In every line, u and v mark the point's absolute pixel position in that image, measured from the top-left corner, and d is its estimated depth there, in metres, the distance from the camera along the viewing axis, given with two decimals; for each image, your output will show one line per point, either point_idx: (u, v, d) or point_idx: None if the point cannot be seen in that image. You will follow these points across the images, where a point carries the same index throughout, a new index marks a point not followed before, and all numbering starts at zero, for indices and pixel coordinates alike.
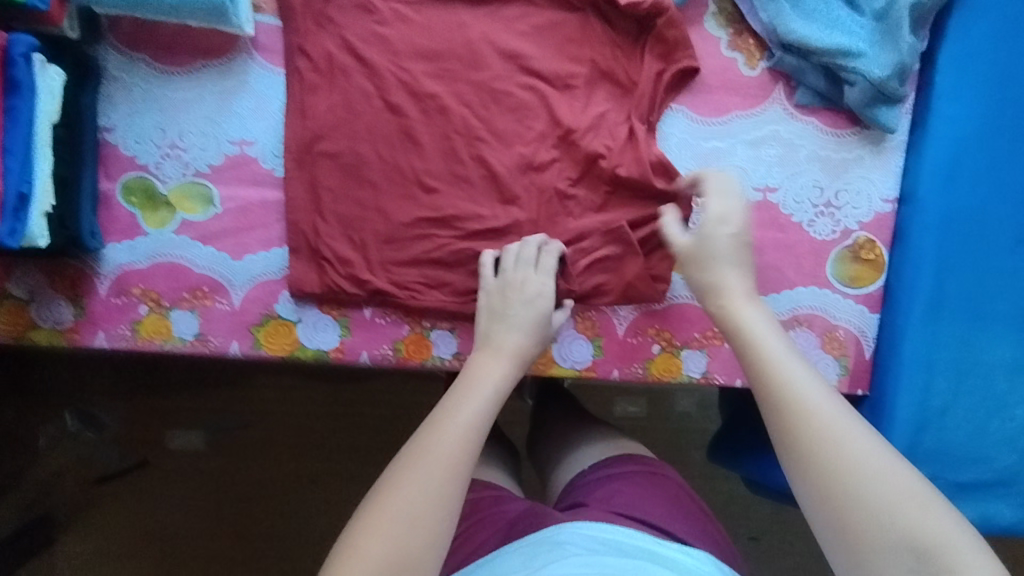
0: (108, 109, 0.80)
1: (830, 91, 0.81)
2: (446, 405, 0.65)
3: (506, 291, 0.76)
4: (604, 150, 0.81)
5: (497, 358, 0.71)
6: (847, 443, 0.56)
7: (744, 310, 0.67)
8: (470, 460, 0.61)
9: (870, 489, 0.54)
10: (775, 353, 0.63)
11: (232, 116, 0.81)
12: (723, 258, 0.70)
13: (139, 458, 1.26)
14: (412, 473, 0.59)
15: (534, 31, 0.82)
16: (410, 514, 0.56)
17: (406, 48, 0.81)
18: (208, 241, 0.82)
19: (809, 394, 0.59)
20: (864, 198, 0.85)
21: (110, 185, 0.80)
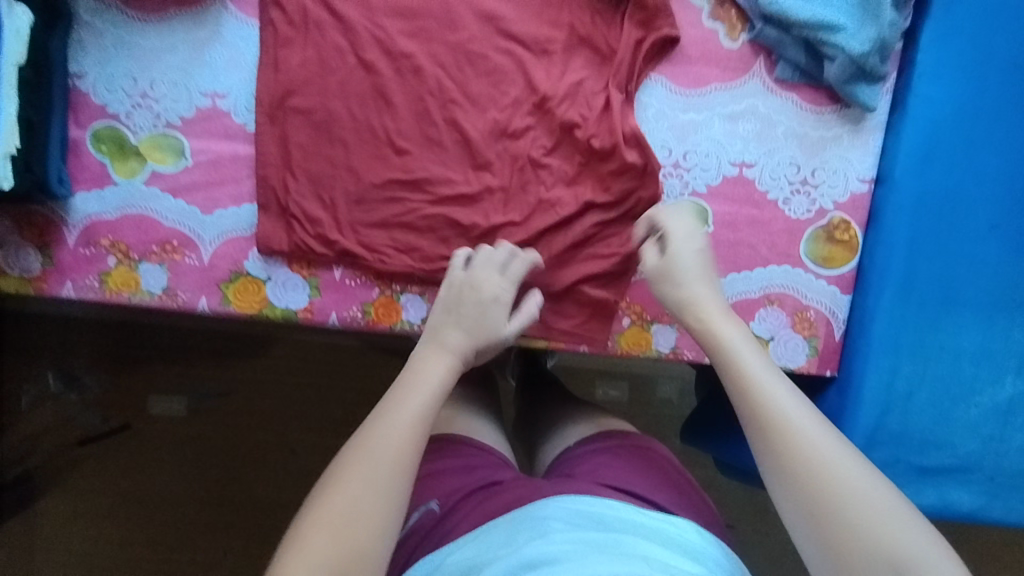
0: (79, 55, 0.79)
1: (810, 66, 0.80)
2: (387, 403, 0.62)
3: (468, 287, 0.72)
4: (578, 119, 0.80)
5: (441, 355, 0.67)
6: (834, 474, 0.55)
7: (726, 334, 0.65)
8: (416, 456, 0.59)
9: (855, 517, 0.54)
10: (757, 372, 0.62)
11: (204, 68, 0.80)
12: (694, 280, 0.69)
13: (120, 421, 1.26)
14: (359, 475, 0.56)
15: None
16: (356, 517, 0.55)
17: (383, 6, 0.80)
18: (179, 194, 0.81)
19: (793, 426, 0.58)
20: (840, 177, 0.84)
21: (80, 132, 0.80)
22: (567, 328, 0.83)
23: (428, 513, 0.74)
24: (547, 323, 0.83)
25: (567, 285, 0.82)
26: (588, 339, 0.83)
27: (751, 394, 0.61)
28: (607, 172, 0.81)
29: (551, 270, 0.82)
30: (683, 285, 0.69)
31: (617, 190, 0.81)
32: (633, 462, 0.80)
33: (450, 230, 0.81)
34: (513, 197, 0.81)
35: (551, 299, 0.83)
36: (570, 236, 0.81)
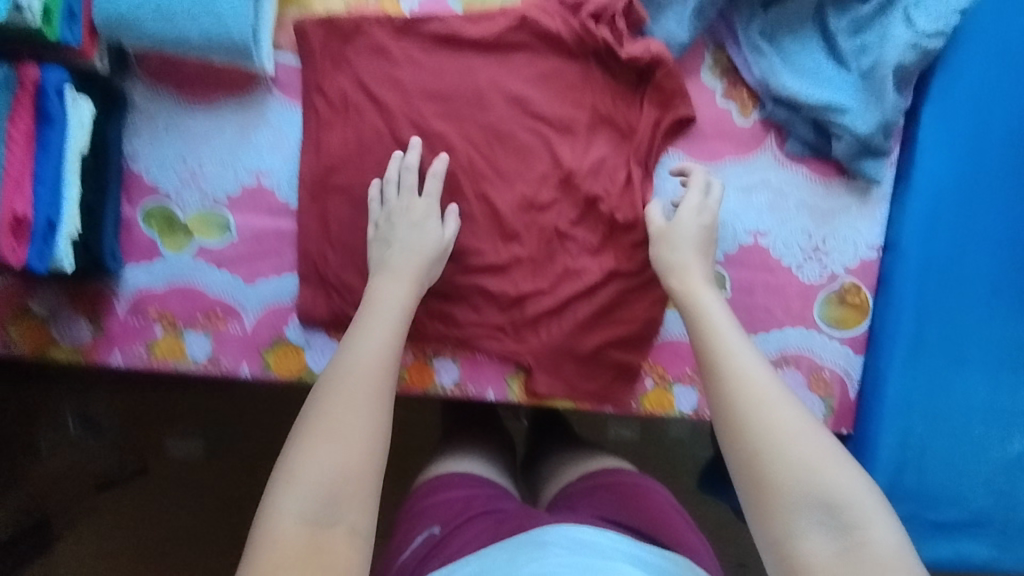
0: (132, 139, 0.83)
1: (819, 142, 0.85)
2: (355, 333, 0.69)
3: (402, 212, 0.79)
4: (602, 193, 0.84)
5: (398, 282, 0.75)
6: (778, 411, 0.61)
7: (702, 298, 0.73)
8: (391, 371, 0.66)
9: (792, 450, 0.59)
10: (722, 325, 0.69)
11: (249, 149, 0.84)
12: (682, 250, 0.78)
13: (139, 464, 1.28)
14: (343, 394, 0.62)
15: (539, 78, 0.85)
16: (345, 431, 0.59)
17: (417, 89, 0.84)
18: (224, 265, 0.86)
19: (749, 365, 0.64)
20: (849, 245, 0.88)
21: (132, 210, 0.84)
22: (591, 389, 0.86)
23: (430, 536, 0.77)
24: (572, 385, 0.86)
25: (592, 349, 0.85)
26: (612, 399, 0.87)
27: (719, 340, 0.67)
28: (630, 243, 0.85)
29: (577, 334, 0.85)
30: (675, 250, 0.78)
31: (639, 259, 0.85)
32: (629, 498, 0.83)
33: (480, 298, 0.85)
34: (541, 266, 0.85)
35: (578, 362, 0.86)
36: (594, 302, 0.85)
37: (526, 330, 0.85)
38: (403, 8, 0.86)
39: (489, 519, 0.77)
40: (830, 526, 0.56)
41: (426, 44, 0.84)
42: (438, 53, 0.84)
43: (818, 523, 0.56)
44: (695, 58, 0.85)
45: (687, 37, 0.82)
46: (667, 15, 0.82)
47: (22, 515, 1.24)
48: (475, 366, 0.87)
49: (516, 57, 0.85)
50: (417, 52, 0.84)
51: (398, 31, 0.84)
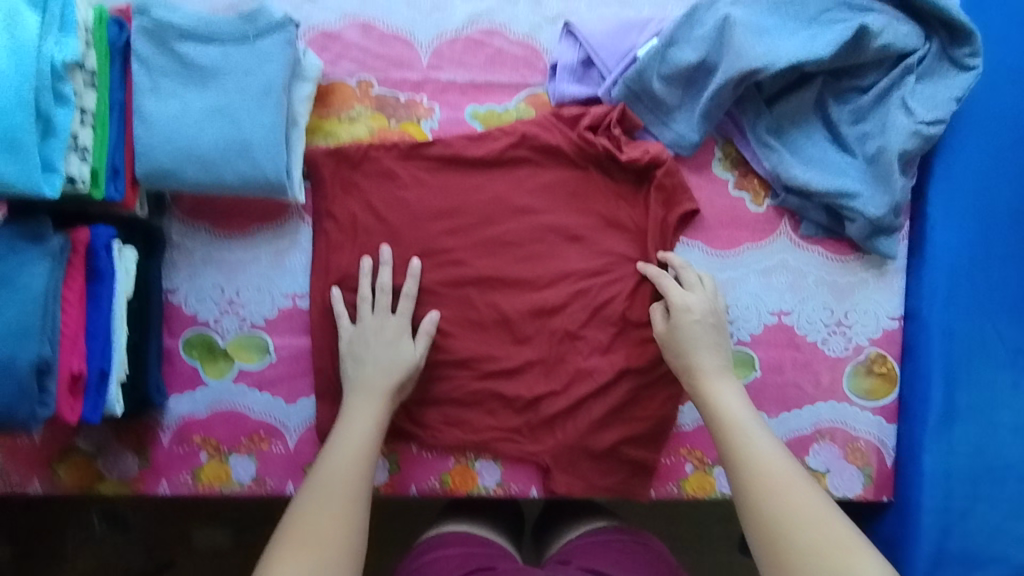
0: (172, 273, 0.86)
1: (832, 224, 0.88)
2: (338, 438, 0.73)
3: (377, 333, 0.81)
4: (612, 296, 0.88)
5: (373, 399, 0.77)
6: (791, 494, 0.64)
7: (720, 385, 0.76)
8: (366, 475, 0.70)
9: (805, 532, 0.62)
10: (738, 421, 0.71)
11: (284, 273, 0.87)
12: (696, 343, 0.78)
13: (166, 558, 1.19)
14: (319, 497, 0.67)
15: (542, 189, 0.88)
16: (319, 536, 0.64)
17: (424, 210, 0.87)
18: (265, 387, 0.87)
19: (767, 449, 0.68)
20: (871, 316, 0.91)
21: (173, 341, 0.87)
22: (609, 485, 0.89)
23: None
24: (590, 481, 0.89)
25: (609, 446, 0.88)
26: (630, 493, 0.89)
27: (737, 424, 0.71)
28: (643, 338, 0.88)
29: (593, 431, 0.88)
30: (681, 354, 0.79)
31: (652, 355, 0.88)
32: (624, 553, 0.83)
33: (496, 402, 0.88)
34: (553, 367, 0.88)
35: (593, 459, 0.89)
36: (608, 400, 0.88)
37: (542, 430, 0.89)
38: (424, 131, 0.86)
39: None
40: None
41: (433, 165, 0.86)
42: (444, 173, 0.87)
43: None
44: (705, 153, 0.88)
45: (696, 139, 0.84)
46: (676, 117, 0.84)
47: None
48: (517, 465, 0.89)
49: (520, 169, 0.87)
50: (423, 172, 0.87)
51: (404, 154, 0.86)
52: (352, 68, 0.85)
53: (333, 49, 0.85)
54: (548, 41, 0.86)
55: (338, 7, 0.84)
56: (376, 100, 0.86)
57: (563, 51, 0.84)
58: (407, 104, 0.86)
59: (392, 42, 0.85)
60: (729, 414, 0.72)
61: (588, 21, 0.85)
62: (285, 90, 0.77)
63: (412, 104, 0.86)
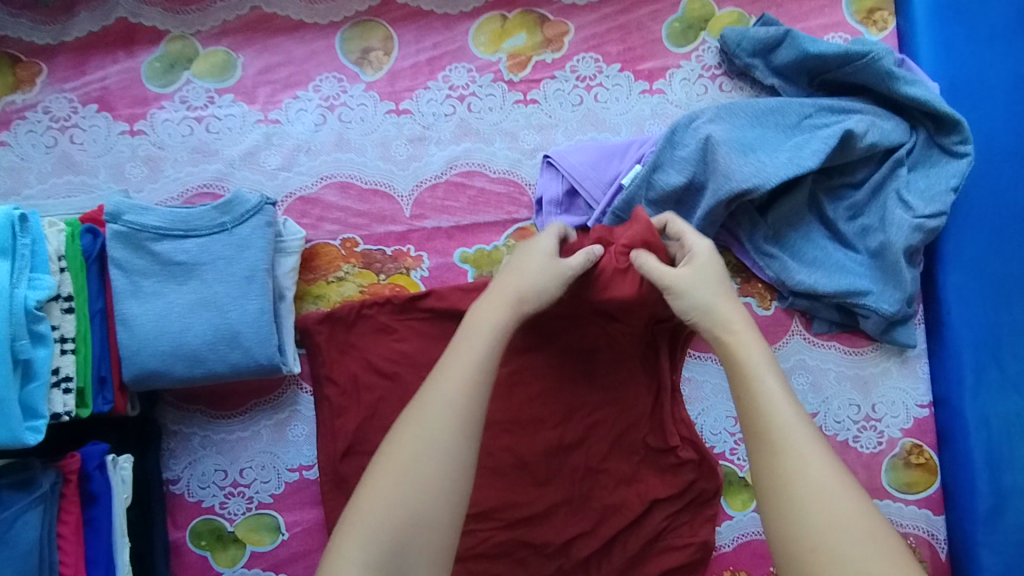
0: (171, 462, 0.82)
1: (844, 319, 0.86)
2: (446, 361, 0.55)
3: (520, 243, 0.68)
4: (631, 422, 0.83)
5: (500, 301, 0.60)
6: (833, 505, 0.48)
7: (746, 348, 0.57)
8: (478, 402, 0.53)
9: (849, 556, 0.46)
10: (773, 389, 0.54)
11: (288, 446, 0.83)
12: (710, 294, 0.61)
13: None
14: (420, 425, 0.51)
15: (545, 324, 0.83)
16: (432, 431, 0.51)
17: (427, 358, 0.82)
18: (280, 567, 0.82)
19: (803, 448, 0.50)
20: (899, 406, 0.87)
21: (179, 533, 0.82)
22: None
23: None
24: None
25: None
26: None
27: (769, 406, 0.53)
28: (666, 465, 0.83)
29: (629, 568, 0.82)
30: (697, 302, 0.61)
31: (679, 483, 0.83)
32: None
33: (524, 551, 0.82)
34: (580, 506, 0.83)
35: None
36: (641, 533, 0.83)
37: (576, 574, 0.82)
38: (415, 282, 0.84)
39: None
40: None
41: (429, 313, 0.82)
42: (442, 321, 0.82)
43: None
44: None
45: None
46: None
47: None
48: None
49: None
50: (420, 322, 0.82)
51: (399, 307, 0.82)
52: (334, 229, 0.83)
53: (312, 213, 0.83)
54: (530, 174, 0.85)
55: (312, 170, 0.83)
56: (363, 257, 0.84)
57: (546, 184, 0.83)
58: (394, 257, 0.84)
59: (372, 197, 0.84)
60: (762, 391, 0.54)
61: (568, 151, 0.83)
62: (269, 272, 0.75)
63: (399, 256, 0.84)
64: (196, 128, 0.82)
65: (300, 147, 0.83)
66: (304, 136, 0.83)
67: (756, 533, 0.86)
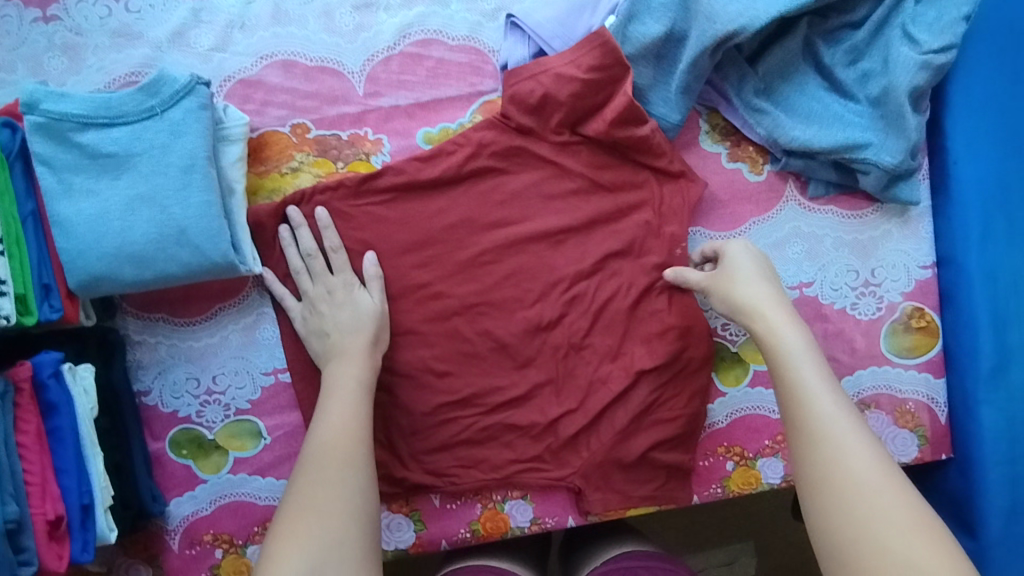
0: (140, 374, 0.79)
1: (843, 179, 0.80)
2: (326, 406, 0.68)
3: (323, 295, 0.76)
4: (614, 292, 0.81)
5: (349, 359, 0.72)
6: (892, 518, 0.54)
7: (782, 342, 0.66)
8: (360, 442, 0.66)
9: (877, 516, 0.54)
10: (808, 374, 0.62)
11: (259, 350, 0.80)
12: (753, 287, 0.71)
13: None
14: (316, 467, 0.62)
15: (511, 197, 0.80)
16: (327, 482, 0.61)
17: (392, 246, 0.79)
18: (266, 471, 0.81)
19: (854, 462, 0.57)
20: (900, 269, 0.83)
21: (158, 444, 0.80)
22: (646, 494, 0.83)
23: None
24: (626, 493, 0.83)
25: (639, 454, 0.82)
26: (671, 500, 0.83)
27: (820, 419, 0.59)
28: (653, 340, 0.82)
29: (619, 443, 0.82)
30: (748, 291, 0.71)
31: (666, 351, 0.81)
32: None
33: (510, 434, 0.82)
34: (564, 385, 0.82)
35: (625, 469, 0.83)
36: (630, 406, 0.82)
37: (566, 453, 0.83)
38: (375, 166, 0.78)
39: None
40: None
41: (385, 198, 0.78)
42: (400, 205, 0.79)
43: None
44: (691, 128, 0.80)
45: (679, 119, 0.76)
46: (652, 97, 0.76)
47: None
48: (547, 495, 0.83)
49: (485, 181, 0.79)
50: (378, 208, 0.78)
51: (353, 192, 0.77)
52: (282, 114, 0.77)
53: (255, 97, 0.76)
54: (492, 39, 0.80)
55: (251, 49, 0.76)
56: (316, 144, 0.77)
57: (511, 47, 0.77)
58: (351, 141, 0.78)
59: (319, 75, 0.77)
60: (814, 410, 0.60)
61: (533, 8, 0.76)
62: (210, 160, 0.69)
63: (356, 140, 0.78)
64: (115, 9, 0.74)
65: (233, 23, 0.76)
66: (236, 10, 0.76)
67: (752, 406, 0.85)
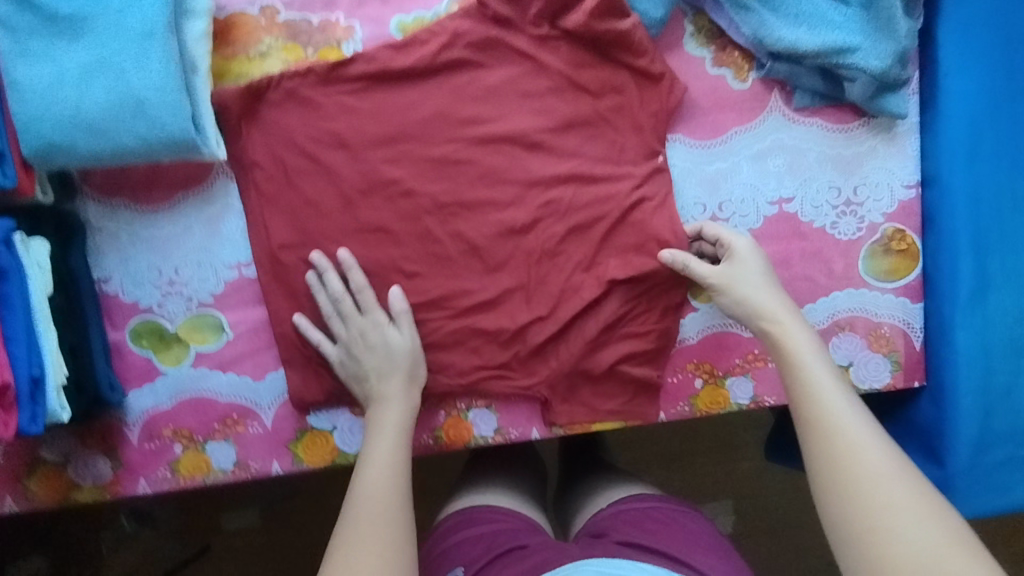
0: (99, 261, 0.78)
1: (830, 89, 0.78)
2: (371, 448, 0.69)
3: (359, 339, 0.76)
4: (588, 199, 0.80)
5: (388, 400, 0.74)
6: (903, 509, 0.55)
7: (795, 345, 0.68)
8: (402, 480, 0.67)
9: (890, 512, 0.56)
10: (819, 375, 0.65)
11: (223, 242, 0.79)
12: (761, 288, 0.73)
13: (201, 544, 1.22)
14: (364, 507, 0.63)
15: (487, 94, 0.79)
16: (373, 516, 0.62)
17: (363, 138, 0.78)
18: (228, 367, 0.80)
19: (866, 458, 0.59)
20: (884, 189, 0.81)
21: (118, 334, 0.79)
22: (613, 408, 0.82)
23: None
24: (593, 407, 0.82)
25: (608, 366, 0.81)
26: (638, 415, 0.82)
27: (833, 421, 0.62)
28: (630, 251, 0.80)
29: (589, 353, 0.81)
30: (756, 291, 0.73)
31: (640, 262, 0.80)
32: (656, 533, 0.74)
33: (478, 340, 0.80)
34: (535, 292, 0.80)
35: (593, 382, 0.82)
36: (600, 317, 0.81)
37: (534, 363, 0.81)
38: (345, 53, 0.79)
39: (516, 555, 0.71)
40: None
41: (359, 87, 0.78)
42: (372, 95, 0.78)
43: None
44: (675, 29, 0.80)
45: (661, 15, 0.76)
46: None
47: None
48: (512, 405, 0.82)
49: (459, 75, 0.79)
50: (348, 98, 0.78)
51: (323, 79, 0.77)
52: None
53: None
54: None
55: None
56: (285, 27, 0.78)
57: None
58: (321, 27, 0.78)
59: None
60: (827, 413, 0.62)
61: None
62: (171, 28, 0.67)
63: (326, 26, 0.78)
64: None
65: None
66: None
67: (726, 324, 0.83)
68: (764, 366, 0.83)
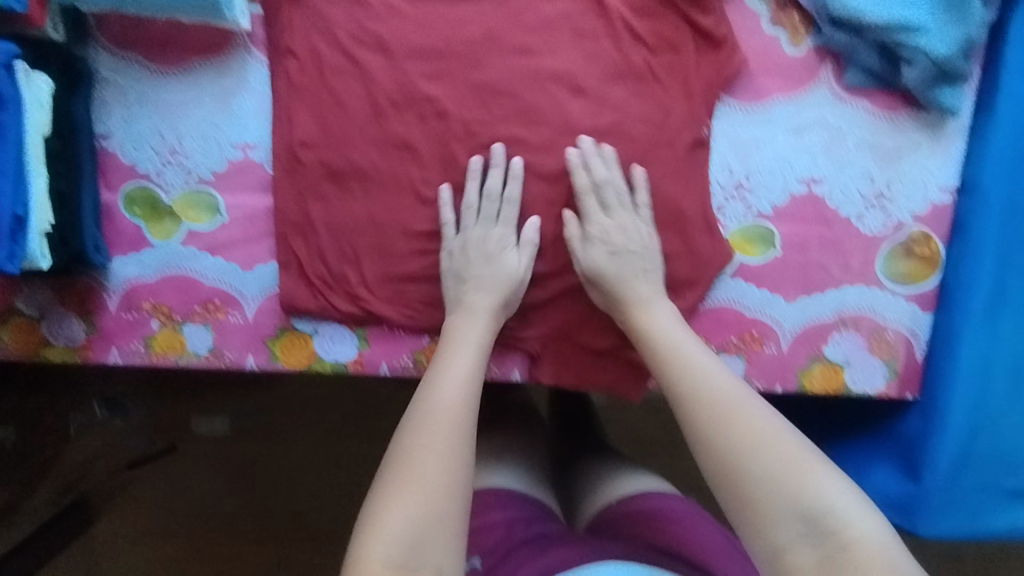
0: (103, 114, 0.76)
1: (885, 70, 0.75)
2: (440, 368, 0.67)
3: (472, 250, 0.75)
4: (623, 153, 0.76)
5: (478, 317, 0.73)
6: (772, 460, 0.56)
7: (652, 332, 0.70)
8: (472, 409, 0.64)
9: (760, 470, 0.56)
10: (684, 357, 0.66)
11: (234, 120, 0.77)
12: (623, 281, 0.73)
13: (167, 443, 1.20)
14: (424, 421, 0.61)
15: (542, 26, 0.76)
16: (437, 430, 0.60)
17: (406, 47, 0.76)
18: (217, 251, 0.78)
19: (732, 425, 0.59)
20: (918, 188, 0.78)
21: (111, 195, 0.77)
22: (601, 378, 0.80)
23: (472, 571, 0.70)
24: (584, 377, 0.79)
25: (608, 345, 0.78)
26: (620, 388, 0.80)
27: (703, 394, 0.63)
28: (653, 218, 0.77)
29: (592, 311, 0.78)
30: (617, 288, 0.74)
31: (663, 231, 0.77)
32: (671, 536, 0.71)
33: None
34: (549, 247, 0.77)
35: (590, 354, 0.79)
36: None
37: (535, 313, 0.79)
38: None
39: (534, 547, 0.69)
40: (810, 536, 0.53)
41: None
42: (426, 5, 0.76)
43: (800, 534, 0.54)
44: None
45: None
46: None
47: (59, 495, 1.13)
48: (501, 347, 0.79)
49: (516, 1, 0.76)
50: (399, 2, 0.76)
51: None
52: None
53: None
54: None
55: None
56: None
57: None
58: None
59: None
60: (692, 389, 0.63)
61: None
62: None
63: None
64: None
65: None
66: None
67: (731, 299, 0.79)
68: (759, 349, 0.79)
